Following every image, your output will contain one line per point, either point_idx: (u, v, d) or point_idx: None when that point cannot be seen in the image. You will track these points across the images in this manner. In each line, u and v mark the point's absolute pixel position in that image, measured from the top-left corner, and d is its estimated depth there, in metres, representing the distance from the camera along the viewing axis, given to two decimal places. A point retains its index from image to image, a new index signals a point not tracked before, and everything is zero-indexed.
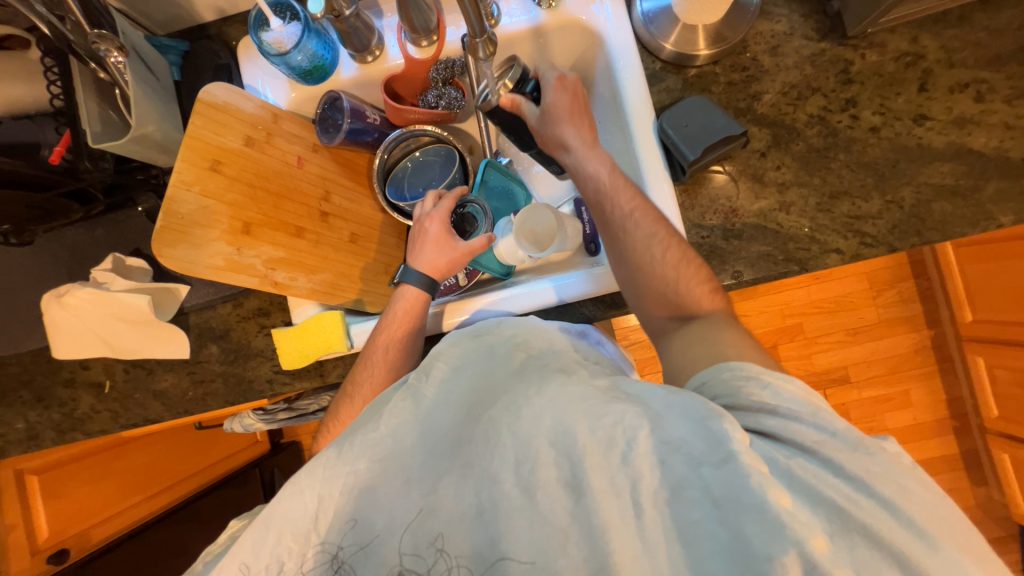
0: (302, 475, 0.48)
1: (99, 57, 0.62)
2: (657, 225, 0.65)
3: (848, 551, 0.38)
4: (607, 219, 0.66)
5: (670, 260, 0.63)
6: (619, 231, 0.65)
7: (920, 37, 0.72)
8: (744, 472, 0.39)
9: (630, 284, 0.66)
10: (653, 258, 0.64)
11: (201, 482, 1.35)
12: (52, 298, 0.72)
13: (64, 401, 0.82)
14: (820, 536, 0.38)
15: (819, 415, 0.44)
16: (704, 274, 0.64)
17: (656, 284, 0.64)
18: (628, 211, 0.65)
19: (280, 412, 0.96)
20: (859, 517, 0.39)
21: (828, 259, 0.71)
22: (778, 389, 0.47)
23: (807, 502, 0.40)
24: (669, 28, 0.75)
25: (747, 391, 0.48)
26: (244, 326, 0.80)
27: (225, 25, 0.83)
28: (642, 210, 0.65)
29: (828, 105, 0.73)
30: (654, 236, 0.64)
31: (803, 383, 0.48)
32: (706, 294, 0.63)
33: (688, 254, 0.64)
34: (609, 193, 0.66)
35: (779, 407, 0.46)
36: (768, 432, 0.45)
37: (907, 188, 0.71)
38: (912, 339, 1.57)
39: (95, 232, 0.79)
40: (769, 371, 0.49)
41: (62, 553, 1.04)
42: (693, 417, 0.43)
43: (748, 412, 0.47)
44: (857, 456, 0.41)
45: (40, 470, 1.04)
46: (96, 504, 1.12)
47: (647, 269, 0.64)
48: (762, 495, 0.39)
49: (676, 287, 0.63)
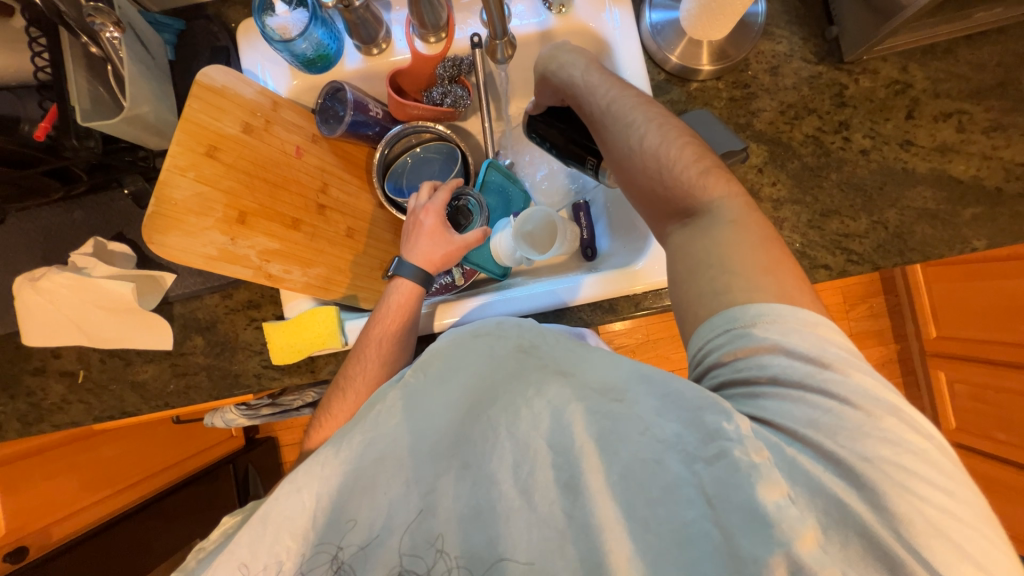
0: (300, 473, 0.47)
1: (93, 31, 0.59)
2: (634, 112, 0.62)
3: (839, 544, 0.40)
4: (589, 120, 0.66)
5: (649, 144, 0.59)
6: (602, 129, 0.64)
7: (909, 67, 0.76)
8: (738, 466, 0.41)
9: (629, 187, 0.62)
10: (634, 145, 0.60)
11: (172, 477, 1.31)
12: (25, 281, 0.68)
13: (32, 390, 0.78)
14: (810, 533, 0.39)
15: (821, 378, 0.44)
16: (694, 152, 0.58)
17: (644, 174, 0.60)
18: (606, 102, 0.64)
19: (263, 408, 0.94)
20: (857, 511, 0.40)
21: (817, 275, 0.74)
22: (783, 351, 0.46)
23: (806, 493, 0.41)
24: (676, 42, 0.76)
25: (743, 351, 0.47)
26: (233, 318, 0.78)
27: (224, 6, 0.80)
28: (619, 99, 0.63)
29: (822, 126, 0.76)
30: (633, 123, 0.61)
31: (809, 315, 0.47)
32: (701, 176, 0.57)
33: (670, 133, 0.59)
34: (587, 91, 0.65)
35: (778, 375, 0.45)
36: (768, 418, 0.44)
37: (892, 210, 0.74)
38: (880, 352, 1.65)
39: (74, 214, 0.75)
40: (767, 323, 0.47)
41: (21, 551, 0.95)
42: (685, 408, 0.44)
43: (748, 383, 0.46)
44: (856, 443, 0.42)
45: (4, 460, 0.97)
46: (59, 499, 1.05)
47: (628, 159, 0.61)
48: (750, 489, 0.40)
49: (665, 172, 0.58)
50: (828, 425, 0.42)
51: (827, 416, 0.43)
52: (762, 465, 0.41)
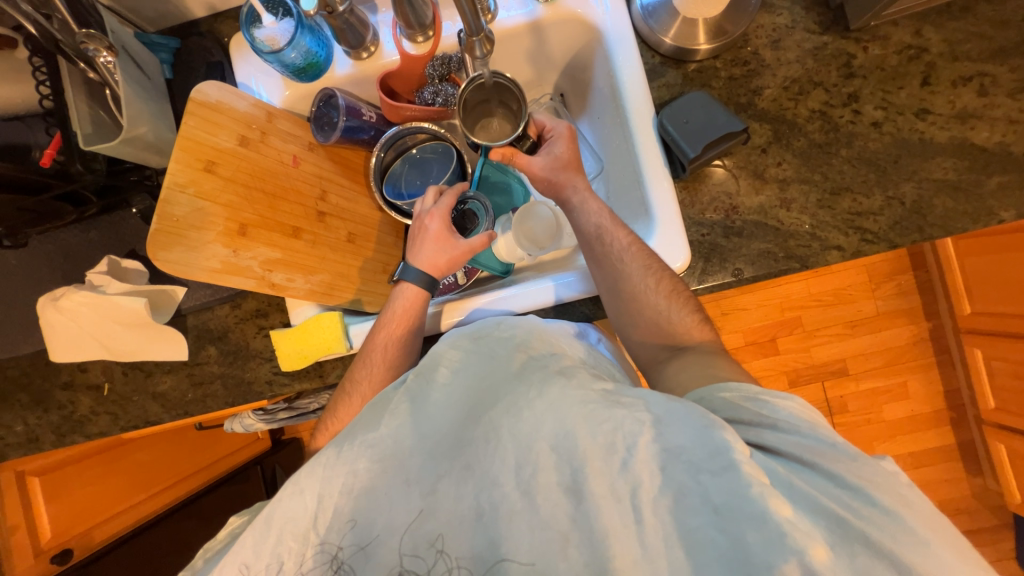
0: (303, 475, 0.49)
1: (88, 58, 0.62)
2: (650, 258, 0.67)
3: (849, 560, 0.38)
4: (602, 251, 0.69)
5: (660, 293, 0.66)
6: (615, 262, 0.68)
7: (923, 30, 0.71)
8: (745, 481, 0.39)
9: (625, 309, 0.68)
10: (647, 288, 0.66)
11: (203, 480, 1.36)
12: (48, 302, 0.71)
13: (63, 404, 0.82)
14: (820, 545, 0.38)
15: (818, 429, 0.46)
16: (692, 303, 0.67)
17: (648, 314, 0.66)
18: (625, 245, 0.68)
19: (280, 412, 0.97)
20: (859, 526, 0.39)
21: (828, 256, 0.70)
22: (779, 408, 0.48)
23: (807, 511, 0.40)
24: (669, 23, 0.73)
25: (744, 409, 0.49)
26: (243, 327, 0.80)
27: (216, 22, 0.82)
28: (638, 244, 0.68)
29: (830, 100, 0.73)
30: (648, 267, 0.66)
31: (802, 400, 0.49)
32: (695, 324, 0.66)
33: (678, 286, 0.66)
34: (609, 228, 0.70)
35: (779, 422, 0.47)
36: (767, 447, 0.45)
37: (908, 183, 0.70)
38: (910, 331, 1.57)
39: (89, 234, 0.79)
40: (767, 392, 0.50)
41: (67, 553, 1.07)
42: (695, 424, 0.43)
43: (748, 425, 0.48)
44: (856, 466, 0.42)
45: (42, 470, 1.08)
46: (101, 503, 1.16)
47: (642, 297, 0.66)
48: (762, 504, 0.39)
49: (669, 316, 0.66)
50: (830, 452, 0.44)
51: (829, 449, 0.44)
52: (769, 484, 0.40)
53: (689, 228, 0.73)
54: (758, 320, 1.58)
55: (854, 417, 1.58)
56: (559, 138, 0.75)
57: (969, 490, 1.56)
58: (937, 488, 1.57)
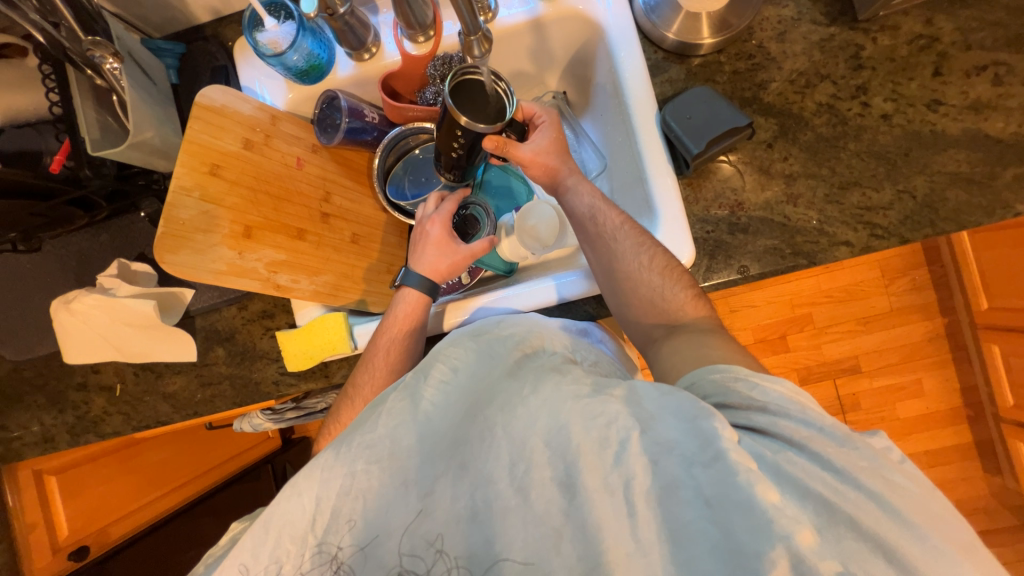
0: (301, 477, 0.49)
1: (95, 64, 0.63)
2: (643, 236, 0.67)
3: (836, 543, 0.38)
4: (596, 232, 0.70)
5: (655, 276, 0.65)
6: (610, 242, 0.68)
7: (935, 19, 0.70)
8: (733, 469, 0.40)
9: (618, 293, 0.68)
10: (641, 265, 0.66)
11: (217, 478, 1.38)
12: (60, 305, 0.73)
13: (77, 404, 0.83)
14: (807, 529, 0.38)
15: (807, 411, 0.45)
16: (687, 279, 0.66)
17: (642, 291, 0.66)
18: (618, 224, 0.69)
19: (288, 412, 0.98)
20: (847, 510, 0.39)
21: (837, 252, 0.69)
22: (765, 389, 0.47)
23: (796, 496, 0.40)
24: (672, 17, 0.72)
25: (734, 390, 0.49)
26: (250, 328, 0.81)
27: (221, 26, 0.84)
28: (630, 224, 0.69)
29: (837, 93, 0.71)
30: (641, 244, 0.67)
31: (791, 383, 0.48)
32: (689, 299, 0.65)
33: (672, 262, 0.66)
34: (602, 208, 0.70)
35: (769, 405, 0.46)
36: (757, 428, 0.45)
37: (920, 177, 0.68)
38: (925, 327, 1.53)
39: (99, 238, 0.80)
40: (757, 373, 0.49)
41: (83, 550, 1.12)
42: (685, 417, 0.43)
43: (738, 409, 0.47)
44: (845, 452, 0.42)
45: (57, 470, 1.09)
46: (113, 503, 1.19)
47: (634, 277, 0.66)
48: (749, 491, 0.39)
49: (662, 293, 0.65)
50: (821, 437, 0.43)
51: (819, 432, 0.43)
52: (756, 470, 0.40)
53: (694, 225, 0.72)
54: (767, 316, 1.56)
55: (867, 416, 1.55)
56: (550, 124, 0.75)
57: (987, 490, 1.53)
58: (953, 488, 1.54)
